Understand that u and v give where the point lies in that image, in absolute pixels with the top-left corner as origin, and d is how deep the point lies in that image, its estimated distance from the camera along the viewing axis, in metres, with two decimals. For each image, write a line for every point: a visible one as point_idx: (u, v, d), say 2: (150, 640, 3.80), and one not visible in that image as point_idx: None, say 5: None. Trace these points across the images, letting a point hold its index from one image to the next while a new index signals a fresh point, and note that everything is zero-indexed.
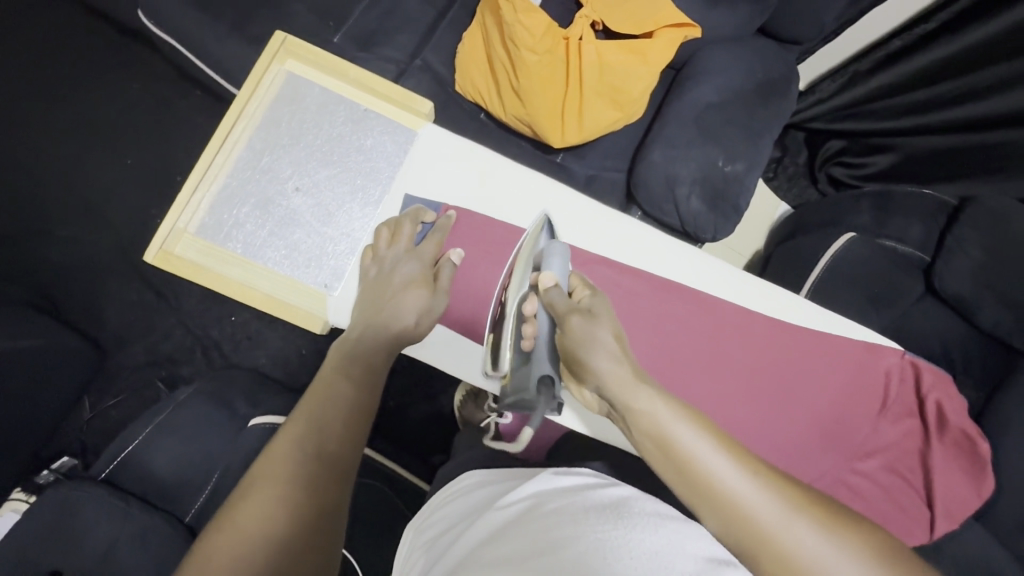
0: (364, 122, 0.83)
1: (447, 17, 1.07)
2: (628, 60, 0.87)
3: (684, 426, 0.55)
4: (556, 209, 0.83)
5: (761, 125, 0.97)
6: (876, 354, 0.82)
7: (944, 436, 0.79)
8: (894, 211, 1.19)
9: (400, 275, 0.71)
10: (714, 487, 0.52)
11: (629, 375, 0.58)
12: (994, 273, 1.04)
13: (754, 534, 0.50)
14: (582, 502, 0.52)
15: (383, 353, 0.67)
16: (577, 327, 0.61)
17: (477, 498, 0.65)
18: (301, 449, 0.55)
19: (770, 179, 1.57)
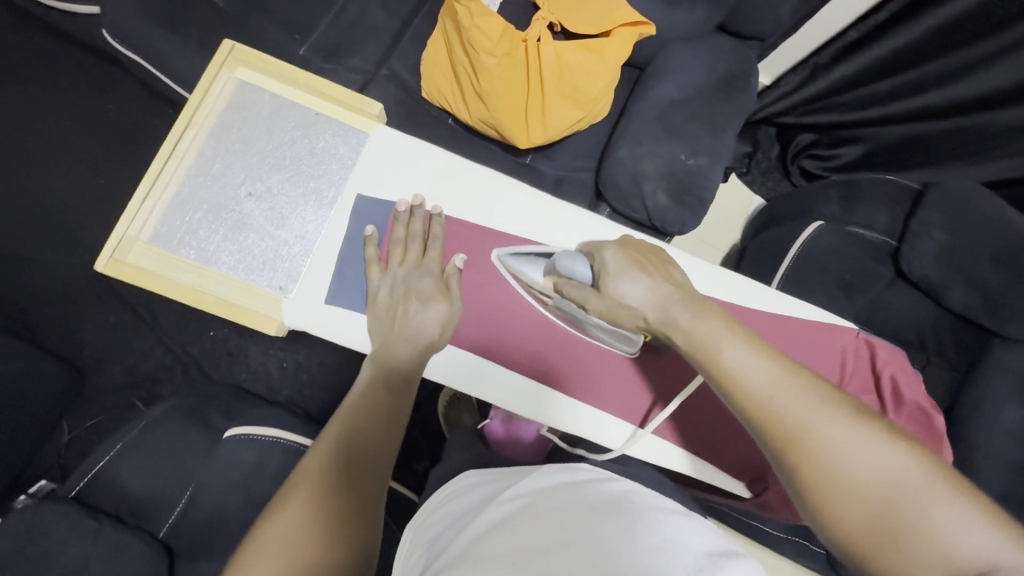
0: (317, 126, 0.84)
1: (411, 26, 1.08)
2: (587, 60, 0.88)
3: (716, 329, 0.59)
4: (522, 209, 0.84)
5: (724, 119, 0.98)
6: (829, 334, 0.84)
7: (899, 410, 0.77)
8: (862, 199, 1.20)
9: (416, 292, 0.74)
10: (747, 394, 0.55)
11: (660, 296, 0.64)
12: (960, 254, 1.07)
13: (786, 429, 0.52)
14: (585, 500, 0.51)
15: (417, 366, 0.72)
16: (596, 303, 0.69)
17: (474, 496, 0.65)
18: (345, 437, 0.63)
19: (743, 174, 1.59)
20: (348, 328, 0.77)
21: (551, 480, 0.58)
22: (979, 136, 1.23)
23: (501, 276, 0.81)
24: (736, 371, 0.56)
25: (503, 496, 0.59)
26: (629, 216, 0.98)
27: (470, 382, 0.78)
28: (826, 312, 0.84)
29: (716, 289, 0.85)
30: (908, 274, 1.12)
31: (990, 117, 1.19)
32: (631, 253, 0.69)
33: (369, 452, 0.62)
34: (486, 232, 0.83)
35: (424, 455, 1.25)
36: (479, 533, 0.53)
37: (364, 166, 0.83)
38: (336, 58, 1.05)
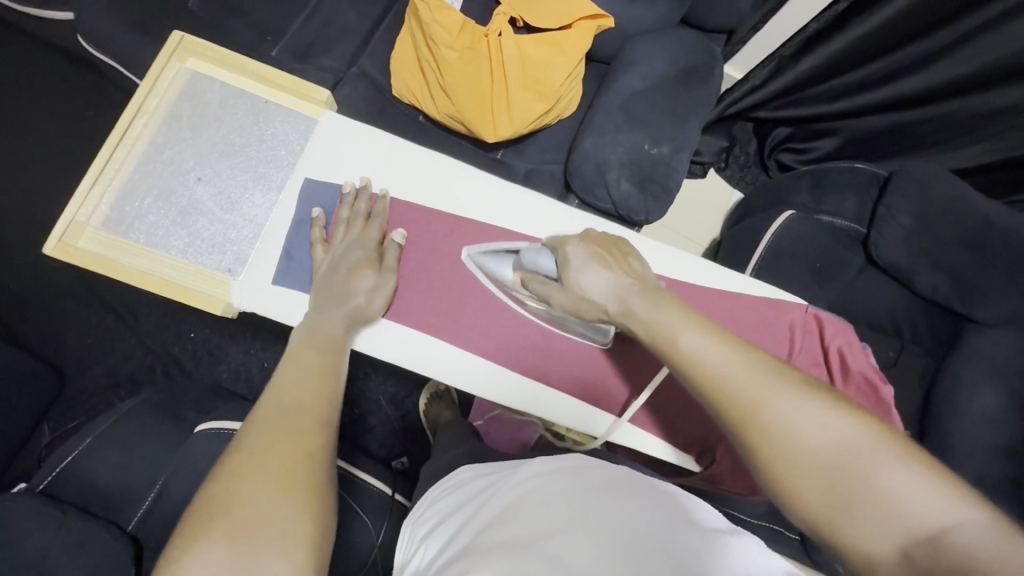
0: (266, 113, 0.86)
1: (382, 26, 1.10)
2: (545, 52, 0.90)
3: (664, 313, 0.58)
4: (486, 198, 0.86)
5: (686, 109, 0.99)
6: (779, 310, 0.84)
7: (847, 382, 0.79)
8: (830, 187, 1.21)
9: (347, 261, 0.75)
10: (705, 374, 0.52)
11: (619, 289, 0.63)
12: (924, 238, 1.09)
13: (738, 408, 0.50)
14: (571, 491, 0.49)
15: (343, 330, 0.70)
16: (562, 295, 0.69)
17: (469, 490, 0.61)
18: (284, 397, 0.58)
19: (722, 169, 1.60)
20: (294, 306, 0.78)
21: (545, 466, 0.55)
22: (949, 124, 1.26)
23: (456, 259, 0.83)
24: (694, 354, 0.54)
25: (510, 482, 0.55)
26: (595, 205, 1.00)
27: (423, 365, 0.78)
28: (774, 286, 0.84)
29: (674, 271, 0.85)
30: (877, 260, 1.15)
31: (957, 104, 1.21)
32: (592, 248, 0.68)
33: (305, 410, 0.57)
34: (447, 220, 0.84)
35: (406, 453, 1.25)
36: (482, 527, 0.51)
37: (322, 153, 0.84)
38: (307, 58, 1.07)
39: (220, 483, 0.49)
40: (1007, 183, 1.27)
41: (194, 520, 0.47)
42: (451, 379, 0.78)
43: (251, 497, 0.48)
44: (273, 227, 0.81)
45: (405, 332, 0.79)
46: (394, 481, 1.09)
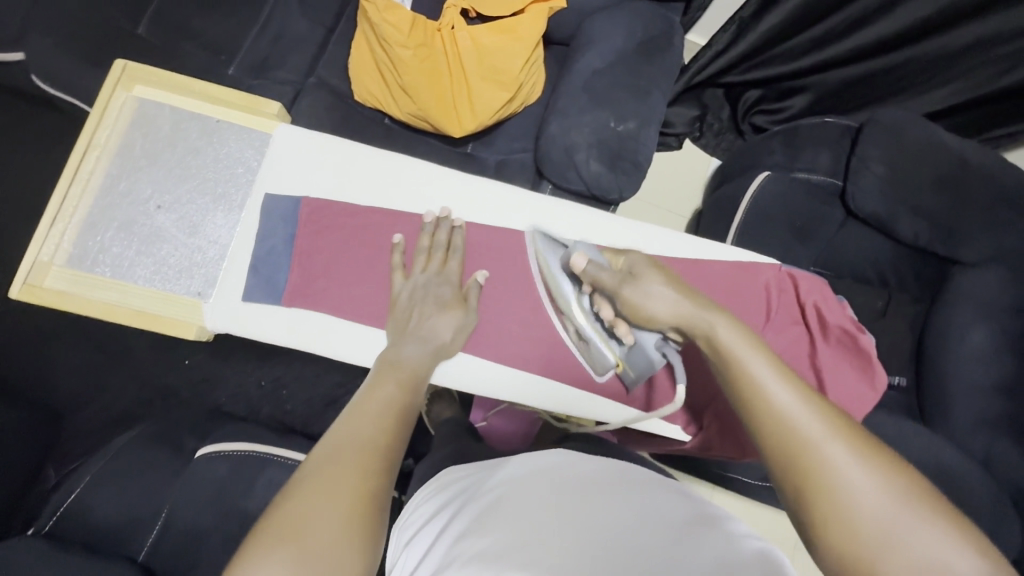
0: (220, 132, 0.85)
1: (337, 32, 1.09)
2: (501, 41, 0.90)
3: (739, 341, 0.56)
4: (450, 194, 0.85)
5: (648, 81, 0.99)
6: (752, 273, 0.83)
7: (826, 336, 0.81)
8: (803, 144, 1.20)
9: (436, 301, 0.76)
10: (761, 404, 0.52)
11: (689, 310, 0.60)
12: (899, 186, 1.09)
13: (788, 445, 0.50)
14: (563, 488, 0.56)
15: (426, 365, 0.72)
16: (631, 292, 0.65)
17: (453, 494, 0.64)
18: (364, 426, 0.60)
19: (696, 139, 1.58)
20: (270, 321, 0.78)
21: (529, 467, 0.62)
22: (914, 69, 1.28)
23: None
24: (755, 383, 0.53)
25: (489, 489, 0.59)
26: (569, 189, 0.99)
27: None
28: (746, 250, 0.84)
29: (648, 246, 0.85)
30: (857, 212, 1.14)
31: (921, 48, 1.23)
32: (662, 276, 0.64)
33: (380, 444, 0.58)
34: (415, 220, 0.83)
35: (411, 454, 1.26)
36: (462, 530, 0.54)
37: (279, 164, 0.83)
38: (264, 73, 1.06)
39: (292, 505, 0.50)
40: (976, 122, 1.30)
41: (262, 539, 0.47)
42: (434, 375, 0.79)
43: (325, 519, 0.49)
44: (239, 242, 0.80)
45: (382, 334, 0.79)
46: (401, 485, 1.10)
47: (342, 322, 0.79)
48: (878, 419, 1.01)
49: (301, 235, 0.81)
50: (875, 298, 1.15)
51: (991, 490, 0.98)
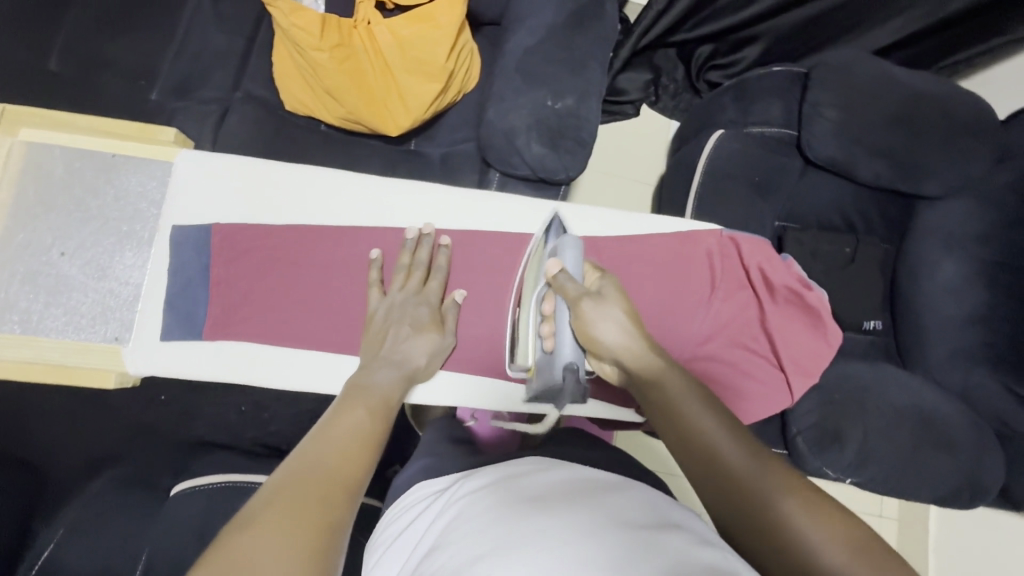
0: (116, 168, 0.84)
1: (258, 42, 1.05)
2: (419, 31, 0.87)
3: (696, 404, 0.64)
4: (378, 202, 0.89)
5: (583, 52, 0.95)
6: (694, 243, 0.91)
7: (772, 297, 0.91)
8: (753, 96, 1.16)
9: (412, 320, 0.81)
10: (710, 455, 0.59)
11: (639, 350, 0.69)
12: (854, 127, 1.06)
13: (749, 507, 0.54)
14: (534, 495, 0.56)
15: (397, 388, 0.74)
16: (591, 309, 0.69)
17: (420, 511, 0.63)
18: (325, 452, 0.59)
19: (653, 104, 1.53)
20: (190, 356, 0.82)
21: (499, 476, 0.62)
22: (861, 5, 1.26)
23: (345, 269, 0.87)
24: (701, 435, 0.61)
25: (452, 507, 0.59)
26: (515, 175, 0.96)
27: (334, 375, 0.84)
28: (687, 221, 0.91)
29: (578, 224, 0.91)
30: (814, 159, 1.10)
31: None
32: (625, 314, 0.70)
33: (342, 469, 0.58)
34: (334, 235, 0.88)
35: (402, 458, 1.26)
36: (427, 555, 0.53)
37: (186, 197, 0.85)
38: (188, 93, 1.02)
39: (248, 533, 0.47)
40: (931, 51, 1.28)
41: (217, 564, 0.45)
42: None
43: (282, 547, 0.47)
44: (155, 280, 0.83)
45: (308, 353, 0.84)
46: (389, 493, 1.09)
47: (265, 346, 0.83)
48: (854, 366, 1.00)
49: (216, 266, 0.84)
50: (843, 244, 1.14)
51: (972, 422, 0.98)
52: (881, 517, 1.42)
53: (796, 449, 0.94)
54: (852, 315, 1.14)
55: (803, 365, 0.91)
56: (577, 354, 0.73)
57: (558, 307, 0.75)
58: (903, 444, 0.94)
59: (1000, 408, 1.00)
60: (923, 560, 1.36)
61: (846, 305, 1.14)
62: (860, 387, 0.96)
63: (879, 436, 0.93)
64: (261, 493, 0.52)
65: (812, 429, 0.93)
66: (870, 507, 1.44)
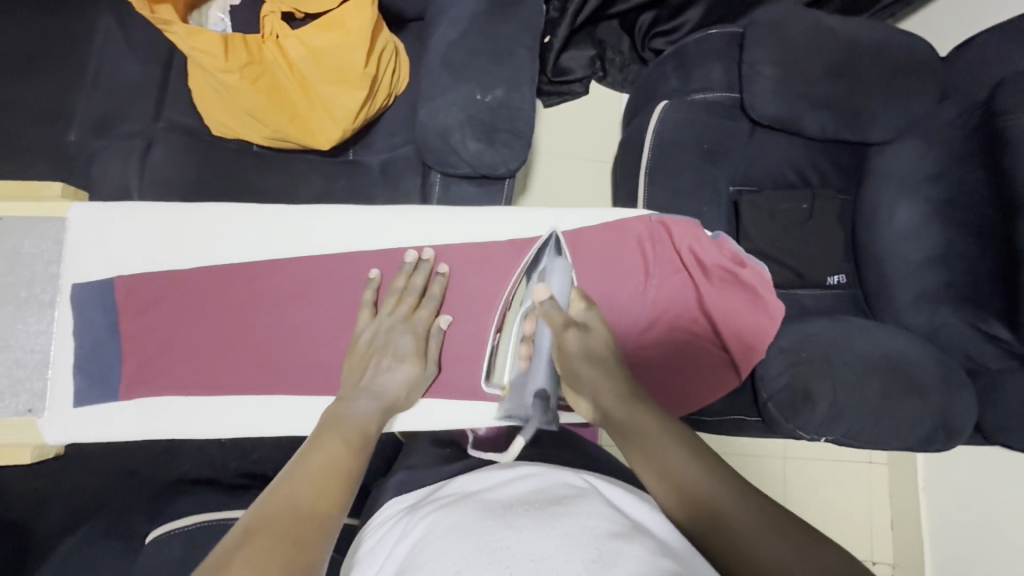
0: (7, 233, 0.82)
1: (173, 66, 1.01)
2: (332, 38, 0.83)
3: (665, 428, 0.63)
4: (315, 221, 0.87)
5: (509, 38, 0.91)
6: (623, 231, 0.92)
7: (708, 278, 0.92)
8: (694, 61, 1.13)
9: (398, 346, 0.79)
10: (691, 491, 0.55)
11: (613, 378, 0.71)
12: (795, 83, 1.04)
13: (712, 515, 0.52)
14: (524, 513, 0.50)
15: (375, 418, 0.70)
16: (574, 341, 0.74)
17: (380, 536, 0.60)
18: (298, 489, 0.52)
19: (601, 79, 1.50)
20: (109, 416, 0.82)
21: (467, 491, 0.59)
22: None
23: (257, 303, 0.85)
24: (677, 471, 0.57)
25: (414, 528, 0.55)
26: (455, 174, 0.93)
27: (256, 412, 0.83)
28: (613, 211, 0.91)
29: (501, 228, 0.90)
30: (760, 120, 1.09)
31: None
32: (604, 346, 0.75)
33: (315, 505, 0.51)
34: (244, 273, 0.85)
35: None
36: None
37: (83, 253, 0.83)
38: (107, 131, 0.98)
39: None
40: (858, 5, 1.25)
41: None
42: (284, 425, 0.83)
43: None
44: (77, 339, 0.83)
45: (227, 397, 0.83)
46: None
47: (181, 395, 0.83)
48: (818, 325, 1.01)
49: (125, 320, 0.83)
50: (800, 202, 1.13)
51: (941, 365, 0.97)
52: (870, 462, 1.46)
53: (769, 415, 0.94)
54: (816, 272, 1.13)
55: (751, 344, 0.92)
56: (548, 383, 0.82)
57: (538, 329, 0.81)
58: (876, 396, 0.93)
59: (968, 347, 0.99)
60: (913, 499, 1.38)
61: (810, 262, 1.13)
62: (825, 346, 0.96)
63: (850, 393, 0.92)
64: (228, 538, 0.46)
65: (780, 394, 0.93)
66: (859, 455, 1.45)
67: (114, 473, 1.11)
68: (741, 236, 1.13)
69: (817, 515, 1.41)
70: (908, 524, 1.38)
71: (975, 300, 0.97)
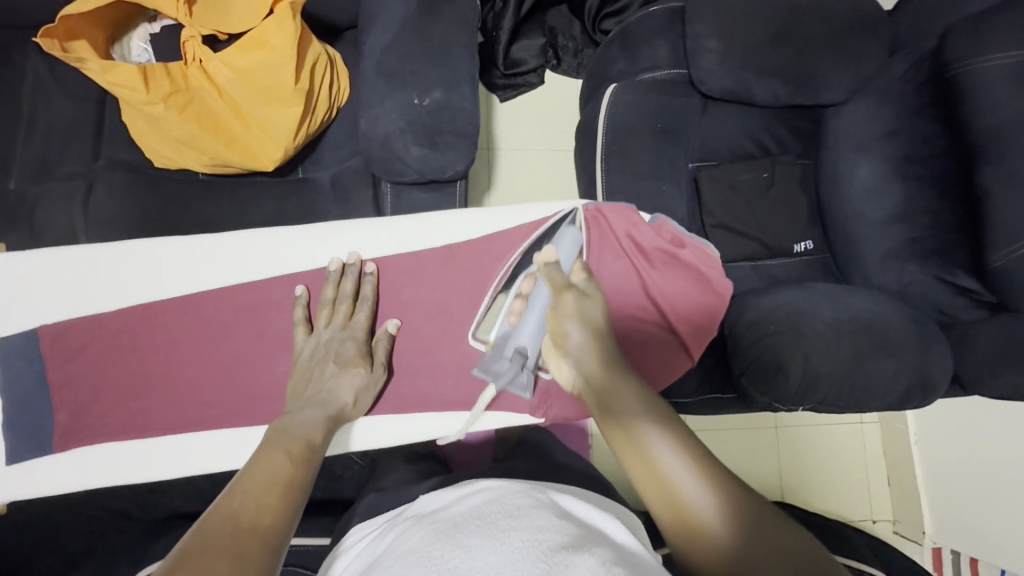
0: None
1: (109, 103, 0.99)
2: (256, 58, 0.82)
3: (648, 420, 0.57)
4: (265, 245, 0.86)
5: (442, 37, 0.89)
6: (558, 225, 0.89)
7: (651, 263, 0.91)
8: (638, 40, 1.12)
9: (338, 356, 0.78)
10: (684, 507, 0.49)
11: (601, 341, 0.70)
12: (739, 52, 1.02)
13: (684, 515, 0.49)
14: (473, 522, 0.48)
15: (320, 428, 0.70)
16: (572, 302, 0.73)
17: (358, 550, 0.59)
18: (243, 508, 0.51)
19: (556, 67, 1.48)
20: (51, 471, 0.80)
21: (435, 504, 0.57)
22: None
23: (197, 338, 0.84)
24: (659, 457, 0.53)
25: (389, 535, 0.55)
26: (405, 181, 0.92)
27: (202, 450, 0.82)
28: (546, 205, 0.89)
29: (443, 232, 0.88)
30: (709, 94, 1.08)
31: None
32: (603, 317, 0.73)
33: (255, 526, 0.49)
34: (183, 306, 0.84)
35: None
36: None
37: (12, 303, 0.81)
38: (47, 174, 0.96)
39: None
40: None
41: None
42: (231, 460, 0.81)
43: None
44: (19, 391, 0.81)
45: (171, 437, 0.82)
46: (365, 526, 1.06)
47: (124, 439, 0.81)
48: (786, 296, 1.00)
49: (53, 371, 0.82)
50: (760, 172, 1.12)
51: (913, 322, 0.97)
52: (861, 422, 1.45)
53: (744, 389, 0.94)
54: (783, 240, 1.12)
55: (700, 323, 0.91)
56: (531, 342, 0.80)
57: (535, 289, 0.81)
58: (849, 358, 0.92)
59: (938, 301, 0.99)
60: (907, 454, 1.38)
61: (775, 232, 1.12)
62: (792, 314, 0.95)
63: (822, 358, 0.92)
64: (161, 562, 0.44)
65: (752, 367, 0.93)
66: (851, 416, 1.45)
67: (103, 515, 1.08)
68: (704, 213, 1.12)
69: (814, 481, 1.41)
70: (905, 478, 1.39)
71: (939, 252, 0.96)
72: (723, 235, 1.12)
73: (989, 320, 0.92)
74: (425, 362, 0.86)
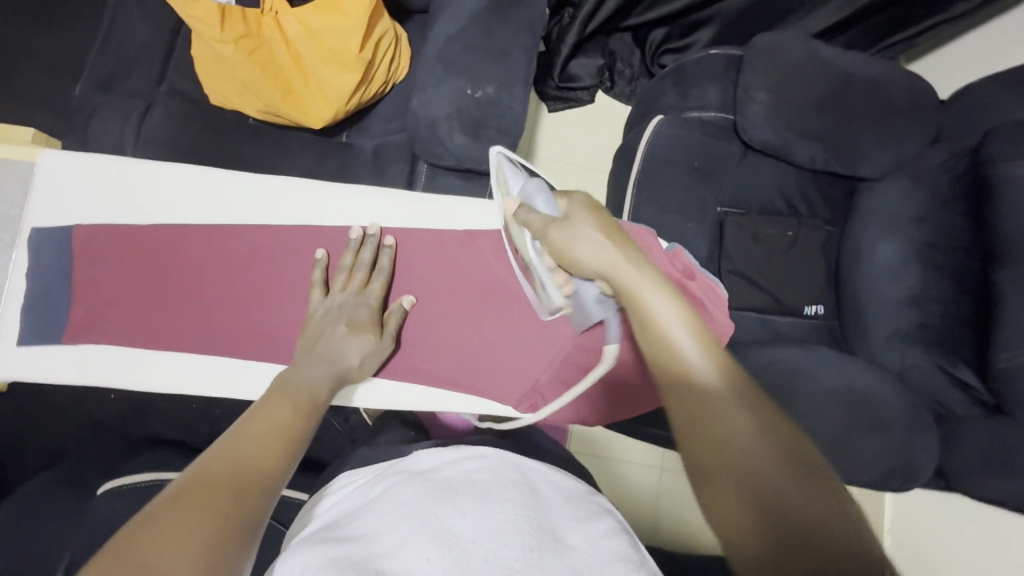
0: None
1: (183, 34, 1.03)
2: (329, 21, 0.85)
3: (693, 356, 0.52)
4: (298, 196, 0.89)
5: (505, 38, 0.92)
6: None
7: None
8: (692, 79, 1.14)
9: (350, 320, 0.79)
10: (733, 460, 0.46)
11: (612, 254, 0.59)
12: (789, 111, 1.04)
13: (731, 465, 0.46)
14: (465, 486, 0.49)
15: (326, 384, 0.71)
16: (558, 235, 0.65)
17: (347, 493, 0.60)
18: (247, 447, 0.52)
19: (609, 89, 1.51)
20: (52, 358, 0.83)
21: (432, 461, 0.58)
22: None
23: (216, 268, 0.87)
24: (707, 405, 0.49)
25: (386, 481, 0.56)
26: (442, 165, 0.95)
27: (199, 373, 0.85)
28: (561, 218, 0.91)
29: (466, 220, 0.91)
30: (751, 144, 1.09)
31: None
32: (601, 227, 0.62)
33: (259, 464, 0.51)
34: (209, 234, 0.87)
35: None
36: (341, 526, 0.49)
37: (52, 196, 0.85)
38: (111, 87, 1.00)
39: (149, 539, 0.39)
40: (868, 36, 1.30)
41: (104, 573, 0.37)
42: (224, 388, 0.84)
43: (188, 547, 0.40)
44: (40, 280, 0.84)
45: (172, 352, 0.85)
46: None
47: (128, 347, 0.84)
48: (786, 353, 1.00)
49: (79, 266, 0.85)
50: (786, 229, 1.13)
51: (908, 406, 0.96)
52: None
53: None
54: (795, 299, 1.12)
55: None
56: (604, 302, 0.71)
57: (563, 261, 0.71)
58: (839, 426, 0.92)
59: (936, 391, 0.98)
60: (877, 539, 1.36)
61: (789, 289, 1.13)
62: (791, 373, 0.96)
63: (812, 420, 0.92)
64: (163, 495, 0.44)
65: None
66: None
67: (88, 422, 1.11)
68: (723, 257, 1.13)
69: None
70: None
71: (945, 343, 0.97)
72: (737, 282, 1.13)
73: (982, 419, 0.92)
74: (424, 337, 0.89)
